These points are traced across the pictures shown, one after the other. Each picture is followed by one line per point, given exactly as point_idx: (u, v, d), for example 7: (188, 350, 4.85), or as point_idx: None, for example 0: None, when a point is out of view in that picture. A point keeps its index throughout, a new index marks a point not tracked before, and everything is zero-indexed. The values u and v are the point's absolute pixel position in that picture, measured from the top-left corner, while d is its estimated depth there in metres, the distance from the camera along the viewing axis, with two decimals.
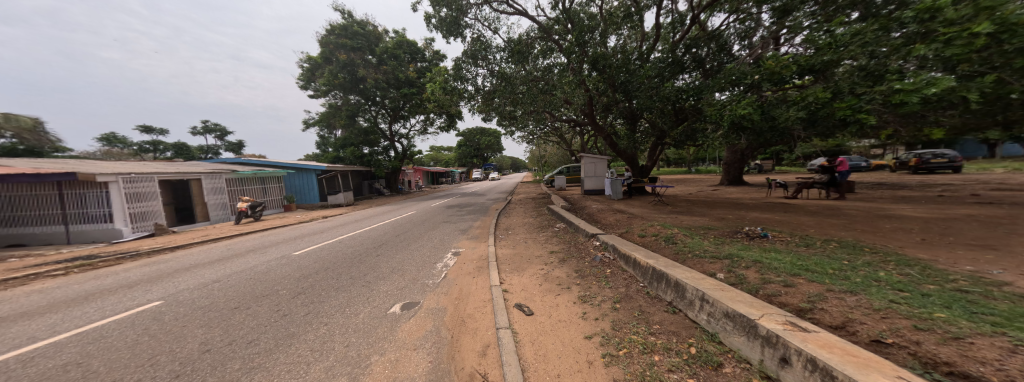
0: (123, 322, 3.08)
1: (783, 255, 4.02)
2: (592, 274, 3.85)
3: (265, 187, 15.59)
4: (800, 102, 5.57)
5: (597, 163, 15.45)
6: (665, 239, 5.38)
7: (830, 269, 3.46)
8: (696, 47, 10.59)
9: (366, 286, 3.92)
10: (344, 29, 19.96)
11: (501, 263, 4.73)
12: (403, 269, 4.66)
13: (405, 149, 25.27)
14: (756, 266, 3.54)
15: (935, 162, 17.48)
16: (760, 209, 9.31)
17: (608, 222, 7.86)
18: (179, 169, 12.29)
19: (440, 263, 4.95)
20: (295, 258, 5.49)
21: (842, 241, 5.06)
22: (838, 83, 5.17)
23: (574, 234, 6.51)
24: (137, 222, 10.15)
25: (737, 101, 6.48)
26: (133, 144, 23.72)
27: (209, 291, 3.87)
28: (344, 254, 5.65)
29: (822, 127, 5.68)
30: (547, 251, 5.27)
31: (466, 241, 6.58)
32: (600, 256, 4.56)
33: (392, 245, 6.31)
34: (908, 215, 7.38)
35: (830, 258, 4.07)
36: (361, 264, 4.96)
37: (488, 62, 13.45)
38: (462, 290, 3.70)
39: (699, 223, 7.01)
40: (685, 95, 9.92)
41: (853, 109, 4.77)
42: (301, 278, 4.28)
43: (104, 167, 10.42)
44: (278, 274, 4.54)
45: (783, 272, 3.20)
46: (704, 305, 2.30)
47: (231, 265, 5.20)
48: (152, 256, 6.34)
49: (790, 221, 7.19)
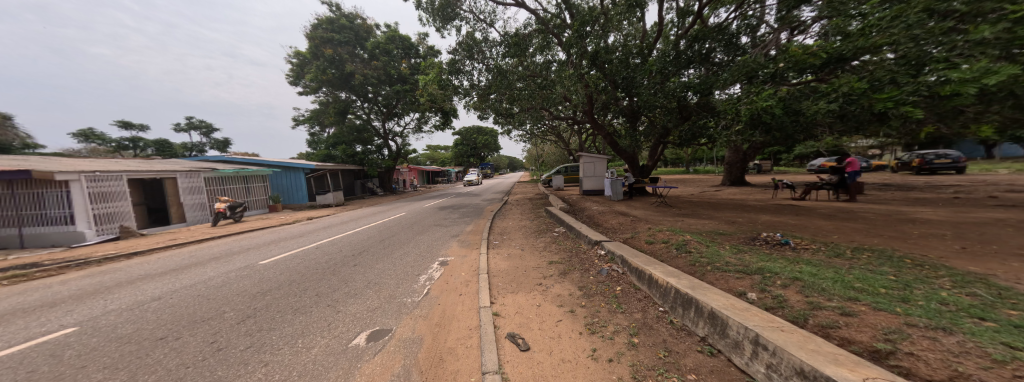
0: (10, 359, 2.40)
1: (819, 270, 3.48)
2: (599, 293, 3.26)
3: (248, 186, 14.86)
4: (830, 94, 5.06)
5: (597, 163, 14.88)
6: (676, 247, 4.82)
7: (882, 288, 2.93)
8: (701, 41, 10.02)
9: (331, 307, 3.29)
10: (331, 23, 19.40)
11: (493, 277, 4.13)
12: (380, 282, 4.04)
13: (399, 148, 24.65)
14: (797, 284, 2.99)
15: (938, 162, 17.18)
16: (770, 211, 8.81)
17: (610, 226, 7.30)
18: (153, 167, 11.55)
19: (424, 275, 4.33)
20: (261, 268, 4.83)
21: (874, 250, 4.53)
22: (873, 72, 4.83)
23: (575, 240, 5.96)
24: (102, 224, 9.40)
25: (756, 94, 5.97)
26: (112, 141, 22.68)
27: (141, 313, 3.22)
28: (317, 263, 5.01)
29: (852, 123, 5.16)
30: (546, 261, 4.67)
31: (455, 248, 5.97)
32: (607, 269, 3.99)
33: (373, 252, 5.68)
34: (931, 218, 6.90)
35: (871, 272, 3.53)
36: (333, 277, 4.31)
37: (484, 57, 12.85)
38: (445, 313, 3.10)
39: (710, 228, 6.47)
40: (691, 90, 9.46)
41: (895, 101, 4.30)
42: (257, 296, 3.64)
43: (67, 165, 9.68)
44: (234, 289, 3.89)
45: (834, 294, 2.65)
46: (760, 351, 1.73)
47: (185, 277, 4.51)
48: (102, 265, 5.63)
49: (806, 225, 6.67)
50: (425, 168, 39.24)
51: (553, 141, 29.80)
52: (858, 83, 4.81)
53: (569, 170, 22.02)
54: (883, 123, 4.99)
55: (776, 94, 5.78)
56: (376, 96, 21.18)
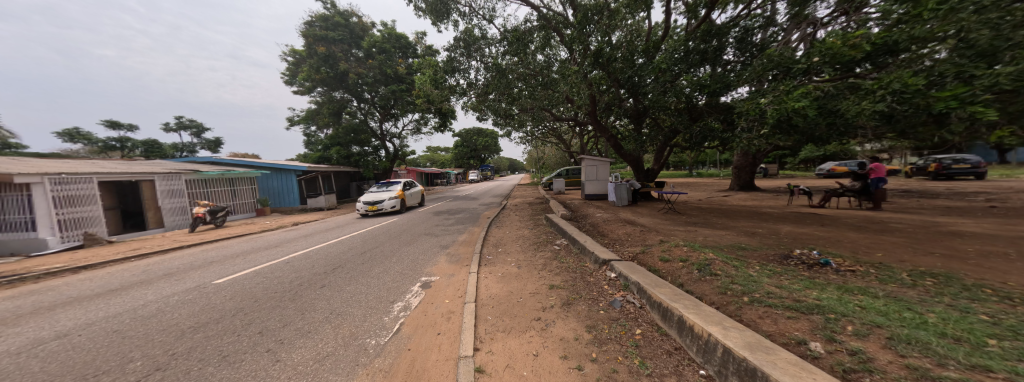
0: None
1: (892, 309, 2.73)
2: (613, 339, 2.54)
3: (234, 189, 14.21)
4: (877, 91, 4.38)
5: (599, 166, 14.11)
6: (698, 269, 4.09)
7: (987, 339, 2.21)
8: (711, 37, 9.38)
9: (271, 354, 2.56)
10: (325, 20, 18.87)
11: (481, 306, 3.43)
12: (343, 314, 3.33)
13: (396, 149, 24.04)
14: (877, 332, 2.25)
15: (956, 168, 16.43)
16: (789, 221, 8.12)
17: (617, 237, 6.60)
18: (129, 168, 10.92)
19: (400, 304, 3.61)
20: (211, 290, 4.11)
21: (937, 275, 3.79)
22: (930, 68, 4.11)
23: (578, 256, 5.27)
24: (68, 230, 8.68)
25: (786, 91, 5.32)
26: (99, 141, 22.14)
27: (24, 362, 2.50)
28: (279, 284, 4.29)
29: (903, 125, 4.43)
30: (545, 285, 3.94)
31: (443, 264, 5.25)
32: (619, 300, 3.29)
33: (348, 269, 4.96)
34: (976, 231, 6.17)
35: (956, 309, 2.80)
36: (291, 305, 3.57)
37: (482, 54, 12.19)
38: (412, 368, 2.36)
39: (729, 242, 5.74)
40: (702, 90, 8.74)
41: (960, 101, 3.60)
42: (185, 334, 2.91)
43: (32, 166, 9.00)
44: (163, 322, 3.17)
45: (945, 356, 1.90)
46: None
47: (118, 302, 3.81)
48: (38, 282, 4.93)
49: (839, 238, 5.92)
50: (426, 170, 38.73)
51: (554, 143, 29.26)
52: (914, 77, 4.09)
53: (569, 173, 21.32)
54: (942, 125, 4.17)
55: (809, 92, 5.13)
56: (372, 95, 20.62)
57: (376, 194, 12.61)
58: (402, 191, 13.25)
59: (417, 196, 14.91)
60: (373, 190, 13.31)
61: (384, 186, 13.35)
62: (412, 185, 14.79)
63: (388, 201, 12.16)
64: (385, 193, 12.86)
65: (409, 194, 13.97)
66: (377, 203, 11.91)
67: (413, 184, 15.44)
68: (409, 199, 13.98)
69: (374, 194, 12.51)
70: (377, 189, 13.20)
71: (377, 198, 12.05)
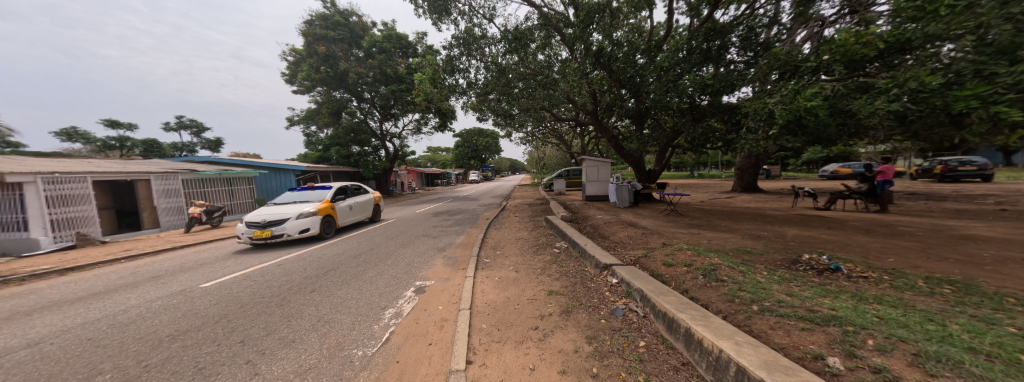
0: None
1: (914, 321, 2.54)
2: (615, 353, 2.37)
3: (232, 189, 14.08)
4: (892, 89, 4.21)
5: (600, 167, 13.92)
6: (703, 274, 3.92)
7: (1021, 355, 2.04)
8: (714, 36, 9.11)
9: (249, 367, 2.39)
10: (326, 19, 18.69)
11: (477, 314, 3.27)
12: (331, 321, 3.17)
13: (396, 149, 23.92)
14: (902, 348, 2.07)
15: (962, 170, 16.17)
16: (795, 223, 7.94)
17: (618, 239, 6.44)
18: (124, 167, 10.79)
19: (391, 311, 3.45)
20: (196, 295, 3.97)
21: (955, 282, 3.60)
22: (948, 65, 3.94)
23: (578, 260, 5.11)
24: (61, 230, 8.57)
25: (796, 91, 5.13)
26: (98, 140, 22.14)
27: None
28: (268, 289, 4.14)
29: (920, 124, 4.25)
30: (544, 292, 3.77)
31: (439, 267, 5.08)
32: (622, 309, 3.12)
33: (341, 273, 4.81)
34: (990, 235, 5.97)
35: (981, 320, 2.62)
36: (277, 311, 3.41)
37: (481, 53, 12.02)
38: None
39: (734, 245, 5.57)
40: (706, 89, 8.52)
41: (981, 100, 3.43)
42: (161, 343, 2.75)
43: (25, 166, 8.89)
44: (141, 330, 3.01)
45: (980, 377, 1.73)
46: None
47: (98, 307, 3.66)
48: (22, 284, 4.80)
49: (848, 242, 5.73)
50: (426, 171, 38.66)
51: (555, 143, 29.14)
52: (930, 75, 3.93)
53: (569, 174, 21.23)
54: (961, 126, 4.00)
55: (820, 91, 4.96)
56: (372, 95, 20.50)
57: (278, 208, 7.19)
58: (330, 204, 7.93)
59: (363, 208, 9.55)
60: (280, 201, 7.88)
61: (302, 194, 8.05)
62: (354, 193, 9.45)
63: (294, 223, 6.84)
64: (296, 207, 7.41)
65: (347, 207, 8.66)
66: (271, 225, 6.65)
67: (359, 189, 10.10)
68: (345, 214, 8.64)
69: (273, 209, 7.18)
70: (288, 198, 7.88)
71: (275, 217, 6.81)
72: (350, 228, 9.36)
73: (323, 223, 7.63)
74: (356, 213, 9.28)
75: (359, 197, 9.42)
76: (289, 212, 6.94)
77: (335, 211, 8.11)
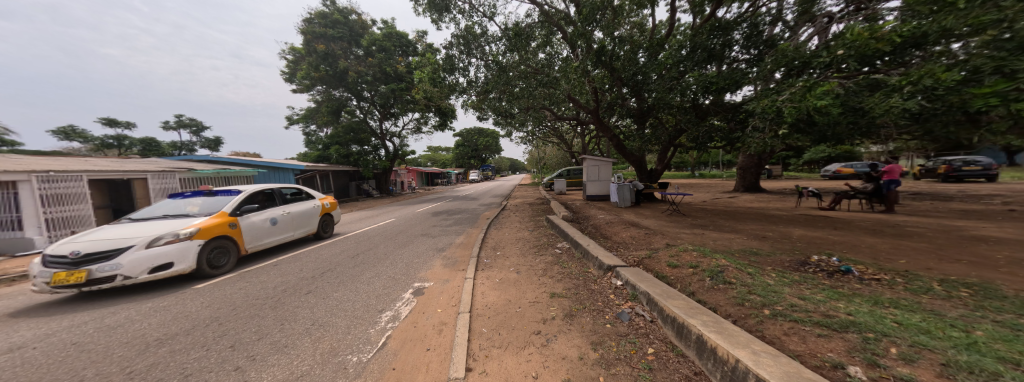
0: None
1: (937, 327, 2.42)
2: (623, 361, 2.24)
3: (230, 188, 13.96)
4: (907, 85, 4.07)
5: (601, 166, 13.82)
6: (711, 276, 3.80)
7: None
8: (717, 32, 8.96)
9: (237, 375, 2.27)
10: (325, 17, 18.46)
11: (477, 317, 3.16)
12: (326, 325, 3.06)
13: (396, 148, 23.80)
14: (928, 357, 1.96)
15: (966, 170, 16.04)
16: (800, 223, 7.82)
17: (621, 240, 6.32)
18: (121, 166, 10.66)
19: (388, 314, 3.33)
20: (189, 296, 3.85)
21: (973, 285, 3.48)
22: (965, 60, 3.81)
23: (580, 261, 4.98)
24: (56, 229, 8.45)
25: (806, 88, 4.99)
26: (97, 138, 22.03)
27: None
28: (262, 290, 4.02)
29: (935, 120, 4.11)
30: (546, 294, 3.65)
31: (438, 268, 4.95)
32: (628, 313, 3.00)
33: (338, 274, 4.69)
34: (1000, 236, 5.85)
35: (1005, 326, 2.50)
36: (270, 315, 3.29)
37: (482, 51, 11.87)
38: None
39: (740, 246, 5.44)
40: (710, 87, 8.34)
41: (1001, 96, 3.31)
42: (148, 348, 2.63)
43: (20, 164, 8.77)
44: (128, 334, 2.90)
45: None
46: None
47: (85, 309, 3.54)
48: (12, 285, 4.69)
49: (856, 243, 5.60)
50: (426, 170, 38.55)
51: (556, 142, 29.02)
52: (946, 72, 3.81)
53: (570, 174, 21.12)
54: (977, 123, 3.88)
55: (830, 88, 4.83)
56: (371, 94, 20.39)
57: (108, 231, 4.07)
58: (222, 220, 4.87)
59: (298, 223, 6.52)
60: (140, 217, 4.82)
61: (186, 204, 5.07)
62: (285, 200, 6.40)
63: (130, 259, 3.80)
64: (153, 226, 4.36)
65: (260, 223, 5.58)
66: (88, 263, 3.67)
67: (299, 193, 7.05)
68: (261, 233, 5.62)
69: (111, 230, 4.16)
70: (160, 212, 4.91)
71: (102, 246, 3.81)
72: (280, 251, 6.39)
73: (209, 251, 4.65)
74: (285, 229, 6.24)
75: (289, 206, 6.38)
76: (133, 236, 3.97)
77: (234, 230, 5.05)
